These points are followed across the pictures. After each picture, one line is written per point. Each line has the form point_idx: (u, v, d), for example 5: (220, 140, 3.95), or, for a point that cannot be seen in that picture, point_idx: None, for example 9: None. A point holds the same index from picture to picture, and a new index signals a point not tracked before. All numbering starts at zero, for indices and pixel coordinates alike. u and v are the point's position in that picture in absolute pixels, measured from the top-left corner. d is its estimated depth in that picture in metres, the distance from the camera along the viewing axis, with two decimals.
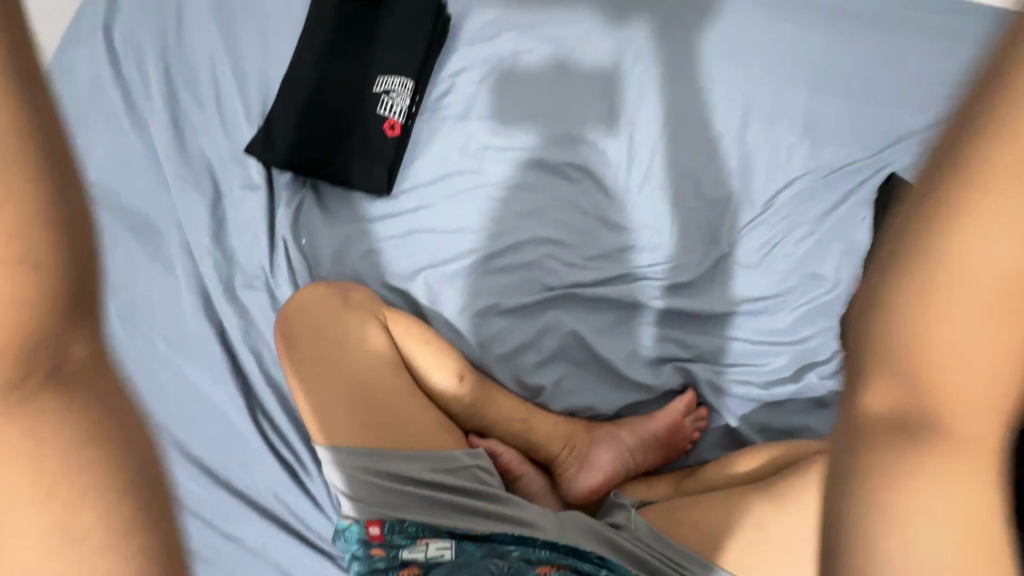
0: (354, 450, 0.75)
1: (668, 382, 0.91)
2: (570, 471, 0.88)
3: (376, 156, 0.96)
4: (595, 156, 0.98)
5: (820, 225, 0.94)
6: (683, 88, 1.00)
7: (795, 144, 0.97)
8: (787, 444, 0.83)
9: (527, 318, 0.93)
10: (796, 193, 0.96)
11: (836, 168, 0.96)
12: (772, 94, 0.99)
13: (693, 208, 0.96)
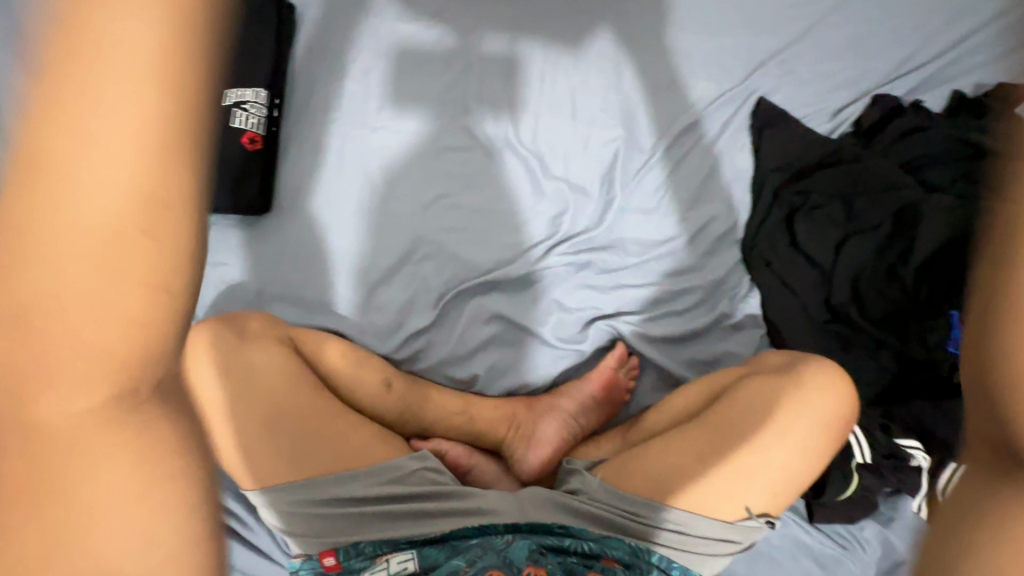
0: (291, 485, 0.70)
1: (595, 342, 0.93)
2: (519, 452, 0.88)
3: (243, 172, 0.87)
4: (485, 129, 0.93)
5: (707, 159, 0.97)
6: (556, 47, 0.98)
7: (670, 85, 0.99)
8: (713, 374, 0.88)
9: (448, 309, 0.90)
10: (682, 133, 0.97)
11: (711, 102, 0.99)
12: (639, 40, 1.00)
13: (587, 163, 0.95)
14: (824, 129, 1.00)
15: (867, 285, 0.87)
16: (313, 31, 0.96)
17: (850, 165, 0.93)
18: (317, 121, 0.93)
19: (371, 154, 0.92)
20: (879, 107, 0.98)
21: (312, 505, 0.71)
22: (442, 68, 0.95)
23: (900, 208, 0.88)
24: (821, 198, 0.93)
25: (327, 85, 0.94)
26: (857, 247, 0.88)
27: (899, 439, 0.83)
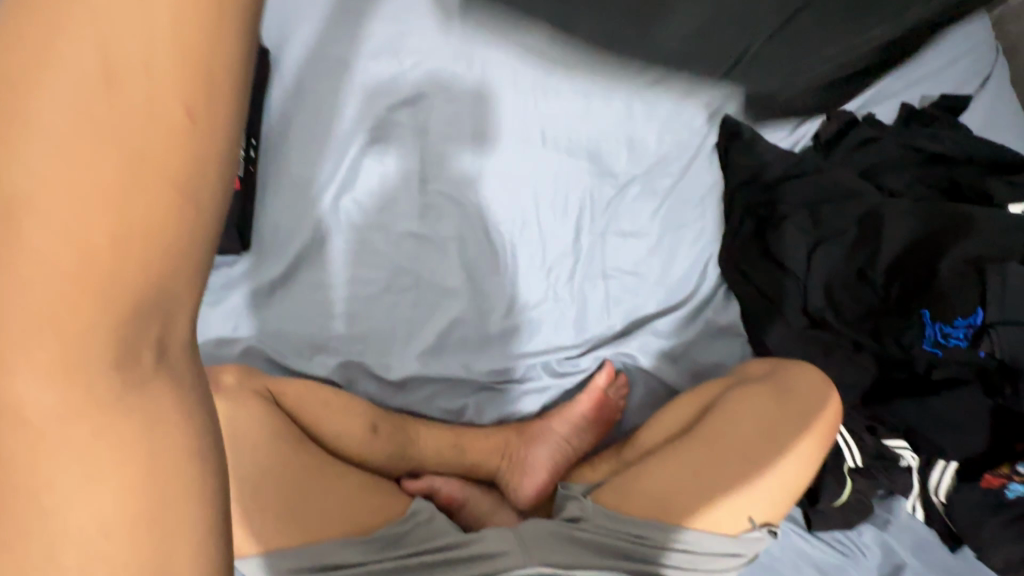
0: (287, 551, 0.67)
1: (581, 367, 0.93)
2: (513, 482, 0.87)
3: (221, 213, 0.87)
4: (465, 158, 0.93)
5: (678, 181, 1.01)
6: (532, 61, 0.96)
7: (645, 100, 0.99)
8: (699, 388, 0.88)
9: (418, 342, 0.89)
10: (654, 156, 1.00)
11: (682, 114, 1.01)
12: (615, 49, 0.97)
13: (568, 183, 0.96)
14: (789, 143, 1.07)
15: (840, 291, 0.89)
16: (283, 63, 0.94)
17: (813, 177, 0.97)
18: (291, 160, 0.92)
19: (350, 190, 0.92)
20: (837, 121, 1.03)
21: (312, 567, 0.67)
22: (421, 91, 0.93)
23: (864, 215, 0.92)
24: (788, 209, 0.96)
25: (300, 123, 0.93)
26: (828, 254, 0.91)
27: (887, 442, 0.86)
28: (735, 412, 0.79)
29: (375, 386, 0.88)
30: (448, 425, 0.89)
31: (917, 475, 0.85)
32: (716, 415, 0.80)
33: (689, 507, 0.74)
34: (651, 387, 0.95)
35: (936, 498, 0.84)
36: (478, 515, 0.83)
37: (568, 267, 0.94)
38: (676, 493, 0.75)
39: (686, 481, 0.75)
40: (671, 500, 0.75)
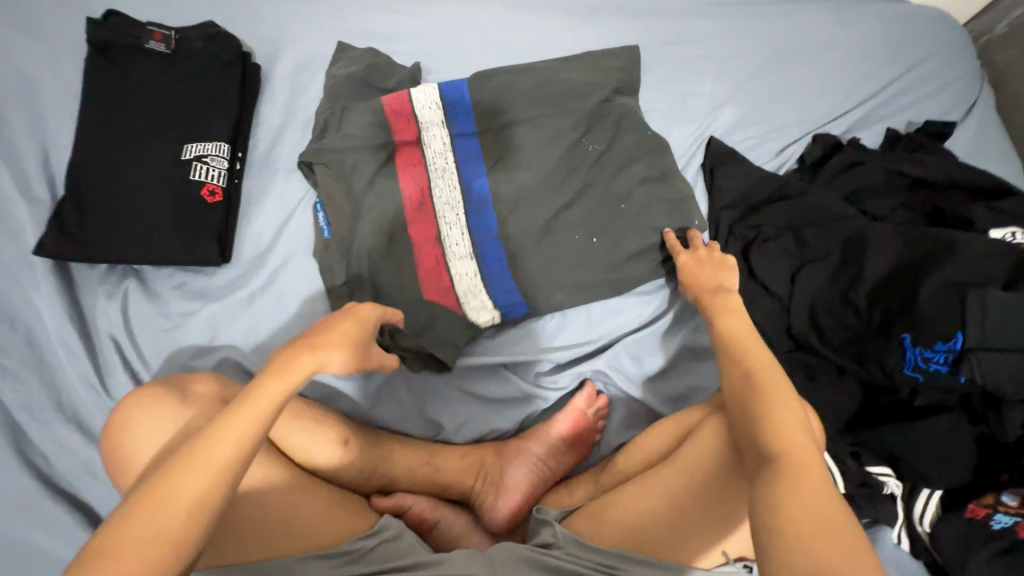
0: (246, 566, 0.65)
1: (560, 385, 0.91)
2: (486, 500, 0.86)
3: (202, 222, 0.86)
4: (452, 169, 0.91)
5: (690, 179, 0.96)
6: (528, 77, 0.97)
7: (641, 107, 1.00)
8: (680, 414, 0.86)
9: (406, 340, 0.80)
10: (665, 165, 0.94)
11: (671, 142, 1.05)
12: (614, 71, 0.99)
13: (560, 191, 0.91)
14: (772, 167, 1.07)
15: (824, 315, 0.89)
16: (277, 87, 0.99)
17: (799, 200, 0.97)
18: (279, 174, 0.94)
19: (331, 196, 0.90)
20: (820, 144, 1.04)
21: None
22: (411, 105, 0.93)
23: (848, 238, 0.91)
24: (772, 231, 0.96)
25: (288, 144, 0.96)
26: (812, 276, 0.91)
27: (870, 468, 0.82)
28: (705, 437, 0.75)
29: (351, 402, 0.87)
30: (422, 443, 0.87)
31: (900, 503, 0.82)
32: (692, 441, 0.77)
33: (807, 483, 0.55)
34: (633, 407, 0.93)
35: (919, 527, 0.81)
36: (448, 536, 0.83)
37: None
38: (795, 464, 0.57)
39: (809, 447, 0.59)
40: (792, 468, 0.57)
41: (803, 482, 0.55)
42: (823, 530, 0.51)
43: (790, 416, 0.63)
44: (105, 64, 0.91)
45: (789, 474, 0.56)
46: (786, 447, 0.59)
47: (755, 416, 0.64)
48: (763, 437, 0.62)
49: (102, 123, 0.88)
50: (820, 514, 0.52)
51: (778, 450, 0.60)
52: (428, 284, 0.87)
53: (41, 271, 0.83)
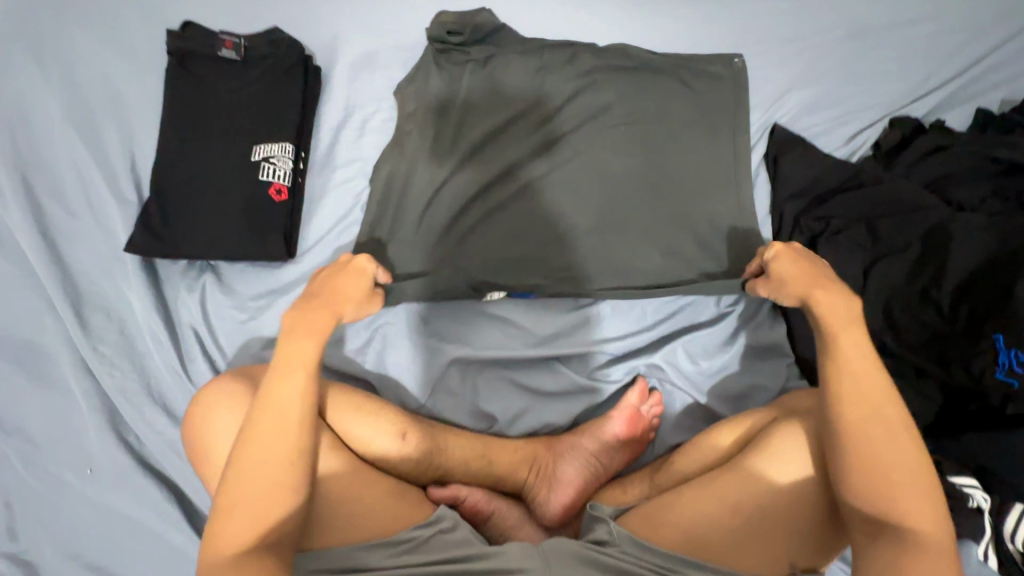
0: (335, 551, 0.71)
1: (612, 379, 0.90)
2: (539, 494, 0.86)
3: (267, 221, 0.92)
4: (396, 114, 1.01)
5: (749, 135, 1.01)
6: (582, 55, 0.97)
7: None
8: (744, 416, 0.85)
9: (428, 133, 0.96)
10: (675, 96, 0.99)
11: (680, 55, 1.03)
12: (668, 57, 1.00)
13: (581, 149, 0.95)
14: (843, 153, 1.01)
15: (900, 313, 0.84)
16: (336, 87, 1.02)
17: (874, 190, 0.91)
18: (339, 171, 0.98)
19: (398, 205, 0.95)
20: (898, 129, 0.98)
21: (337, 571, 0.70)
22: (469, 101, 0.96)
23: (929, 231, 0.86)
24: (842, 222, 0.91)
25: (348, 144, 1.00)
26: (889, 269, 0.86)
27: (954, 478, 0.76)
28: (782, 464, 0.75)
29: (406, 395, 0.89)
30: (477, 435, 0.88)
31: (988, 518, 0.75)
32: (759, 454, 0.77)
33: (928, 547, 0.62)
34: (690, 405, 0.90)
35: (1010, 545, 0.74)
36: (501, 528, 0.84)
37: (614, 276, 0.93)
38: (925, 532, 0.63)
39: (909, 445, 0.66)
40: (918, 538, 0.63)
41: (916, 518, 0.63)
42: (912, 498, 0.64)
43: (914, 458, 0.66)
44: (182, 73, 0.97)
45: (901, 495, 0.64)
46: (902, 499, 0.64)
47: (887, 516, 0.64)
48: (877, 469, 0.65)
49: (182, 129, 0.95)
50: (931, 538, 0.63)
51: (867, 449, 0.66)
52: (330, 118, 1.01)
53: (131, 267, 0.90)
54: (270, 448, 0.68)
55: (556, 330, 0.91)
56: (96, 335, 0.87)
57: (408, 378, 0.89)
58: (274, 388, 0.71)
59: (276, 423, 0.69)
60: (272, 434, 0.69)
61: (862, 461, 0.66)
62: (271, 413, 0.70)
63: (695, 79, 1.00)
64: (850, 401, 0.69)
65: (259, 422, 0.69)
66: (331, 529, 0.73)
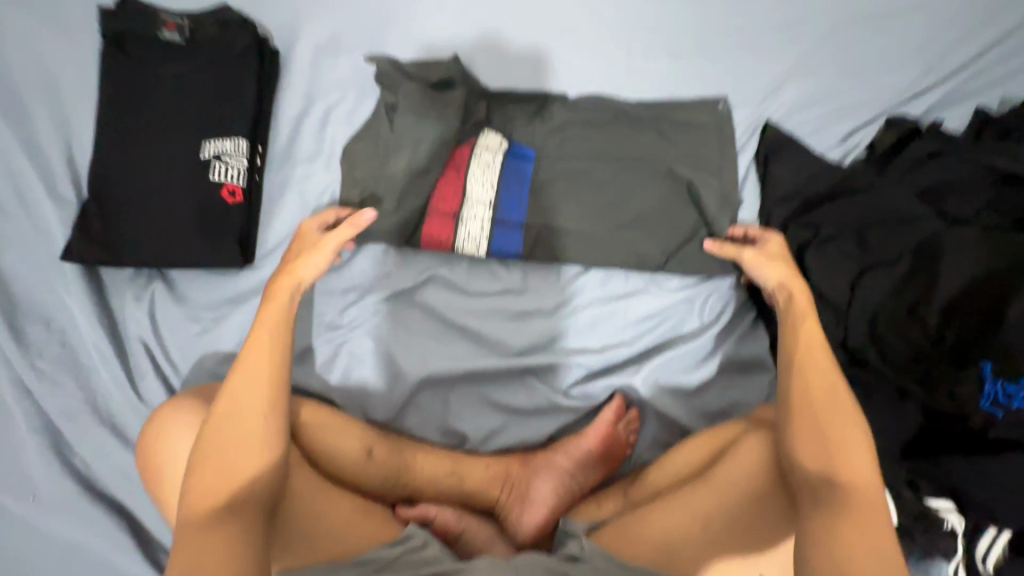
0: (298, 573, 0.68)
1: (587, 395, 0.87)
2: (512, 512, 0.83)
3: (220, 225, 0.84)
4: (361, 106, 0.93)
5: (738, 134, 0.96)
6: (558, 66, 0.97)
7: (658, 72, 0.97)
8: (718, 428, 0.82)
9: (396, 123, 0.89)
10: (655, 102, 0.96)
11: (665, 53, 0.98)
12: (649, 63, 0.97)
13: (560, 156, 0.92)
14: (835, 155, 0.96)
15: (886, 329, 0.81)
16: (296, 74, 0.94)
17: (865, 197, 0.87)
18: (299, 168, 0.91)
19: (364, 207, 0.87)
20: (894, 130, 0.93)
21: None
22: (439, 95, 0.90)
23: (922, 242, 0.82)
24: (833, 231, 0.87)
25: (308, 138, 0.92)
26: (877, 283, 0.82)
27: (930, 501, 0.75)
28: (745, 455, 0.74)
29: (372, 411, 0.85)
30: (448, 451, 0.85)
31: (962, 540, 0.74)
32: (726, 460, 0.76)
33: (872, 510, 0.62)
34: (668, 420, 0.88)
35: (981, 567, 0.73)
36: (473, 547, 0.80)
37: (594, 285, 0.90)
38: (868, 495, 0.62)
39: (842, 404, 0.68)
40: (860, 499, 0.62)
41: (858, 481, 0.63)
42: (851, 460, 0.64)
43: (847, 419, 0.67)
44: (122, 57, 0.87)
45: (837, 458, 0.64)
46: (841, 462, 0.64)
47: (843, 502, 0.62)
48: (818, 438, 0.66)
49: (122, 121, 0.86)
50: (872, 500, 0.62)
51: (803, 416, 0.68)
52: (289, 109, 0.92)
53: (70, 275, 0.83)
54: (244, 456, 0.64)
55: (530, 343, 0.86)
56: (35, 350, 0.81)
57: (374, 395, 0.85)
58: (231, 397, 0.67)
59: (235, 433, 0.65)
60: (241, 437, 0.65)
61: (804, 433, 0.67)
62: (229, 423, 0.66)
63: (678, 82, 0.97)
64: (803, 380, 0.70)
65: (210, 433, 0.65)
66: (290, 555, 0.69)
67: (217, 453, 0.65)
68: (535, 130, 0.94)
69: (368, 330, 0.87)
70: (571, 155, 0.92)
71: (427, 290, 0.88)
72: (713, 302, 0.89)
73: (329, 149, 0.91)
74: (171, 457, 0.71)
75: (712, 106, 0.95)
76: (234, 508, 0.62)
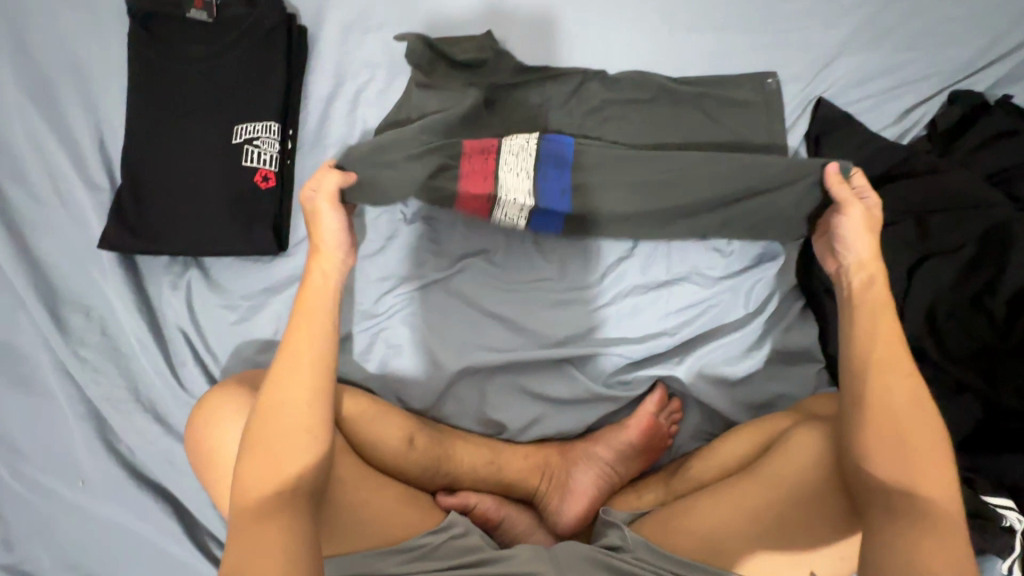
0: (343, 562, 0.68)
1: (628, 385, 0.85)
2: (552, 502, 0.83)
3: (254, 211, 0.83)
4: (392, 86, 0.90)
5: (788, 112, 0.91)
6: (596, 41, 0.92)
7: (704, 46, 0.92)
8: (765, 420, 0.80)
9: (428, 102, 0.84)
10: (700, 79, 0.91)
11: (711, 25, 0.92)
12: (693, 37, 0.92)
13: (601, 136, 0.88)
14: (893, 134, 0.90)
15: (947, 320, 0.77)
16: (326, 53, 0.90)
17: (927, 180, 0.82)
18: (331, 151, 0.88)
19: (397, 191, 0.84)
20: (959, 106, 0.87)
21: None
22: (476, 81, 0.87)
23: (987, 230, 0.78)
24: (889, 216, 0.83)
25: (340, 120, 0.89)
26: (936, 271, 0.78)
27: (988, 497, 0.72)
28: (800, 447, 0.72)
29: (410, 400, 0.84)
30: (486, 441, 0.84)
31: (1019, 539, 0.71)
32: (780, 451, 0.73)
33: (941, 516, 0.59)
34: (710, 411, 0.86)
35: None
36: (512, 535, 0.81)
37: (635, 272, 0.86)
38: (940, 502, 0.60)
39: (913, 404, 0.63)
40: (927, 505, 0.60)
41: (928, 487, 0.60)
42: (922, 467, 0.61)
43: (918, 421, 0.63)
44: (150, 38, 0.85)
45: (908, 463, 0.61)
46: (911, 468, 0.61)
47: (911, 503, 0.60)
48: (887, 437, 0.62)
49: (152, 105, 0.84)
50: (941, 506, 0.60)
51: (871, 416, 0.63)
52: (319, 89, 0.90)
53: (108, 263, 0.83)
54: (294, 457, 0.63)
55: (570, 332, 0.84)
56: (76, 338, 0.81)
57: (412, 383, 0.84)
58: (275, 397, 0.65)
59: (282, 431, 0.63)
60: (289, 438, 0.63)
61: (869, 434, 0.63)
62: (274, 421, 0.64)
63: (725, 57, 0.92)
64: (874, 372, 0.65)
65: (260, 431, 0.63)
66: (336, 542, 0.69)
67: (259, 446, 0.63)
68: (572, 109, 0.89)
69: (404, 316, 0.85)
70: (612, 134, 0.88)
71: (461, 279, 0.86)
72: (760, 290, 0.85)
73: (361, 130, 0.89)
74: (220, 446, 0.71)
75: (760, 82, 0.90)
76: (288, 506, 0.61)
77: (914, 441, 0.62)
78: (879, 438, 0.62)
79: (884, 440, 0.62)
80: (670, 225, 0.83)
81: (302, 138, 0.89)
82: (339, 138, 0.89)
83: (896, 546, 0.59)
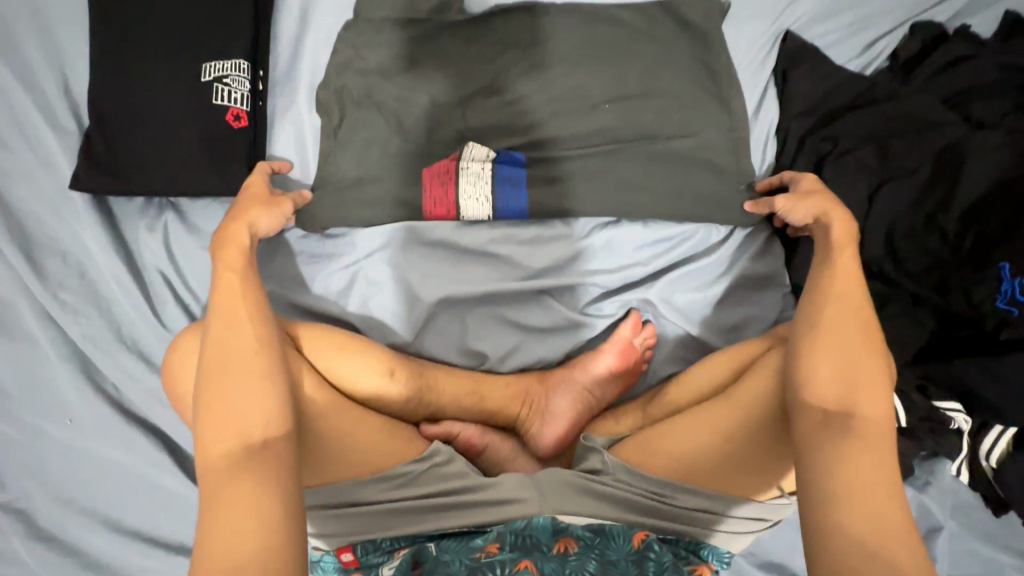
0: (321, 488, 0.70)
1: (604, 313, 0.88)
2: (533, 428, 0.86)
3: (228, 150, 0.83)
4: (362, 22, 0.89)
5: (759, 42, 0.92)
6: None
7: None
8: (737, 346, 0.83)
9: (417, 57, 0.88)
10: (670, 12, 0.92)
11: None
12: None
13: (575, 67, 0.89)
14: (857, 66, 0.92)
15: (904, 232, 0.81)
16: None
17: (887, 106, 0.86)
18: (302, 91, 0.88)
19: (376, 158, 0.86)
20: (918, 37, 0.90)
21: (338, 502, 0.71)
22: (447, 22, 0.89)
23: (941, 151, 0.82)
24: (851, 143, 0.85)
25: (310, 61, 0.89)
26: (896, 196, 0.82)
27: (939, 403, 0.77)
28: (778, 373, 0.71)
29: (392, 334, 0.85)
30: (467, 372, 0.86)
31: (966, 438, 0.77)
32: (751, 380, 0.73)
33: (876, 441, 0.58)
34: (682, 336, 0.89)
35: (983, 462, 0.77)
36: (496, 461, 0.84)
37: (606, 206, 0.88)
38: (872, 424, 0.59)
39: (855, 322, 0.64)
40: (869, 431, 0.58)
41: (869, 409, 0.60)
42: (865, 388, 0.61)
43: (866, 346, 0.63)
44: None
45: (858, 390, 0.61)
46: (861, 394, 0.60)
47: (857, 433, 0.58)
48: (838, 354, 0.62)
49: (117, 44, 0.82)
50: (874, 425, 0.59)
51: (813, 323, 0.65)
52: (289, 29, 0.89)
53: (82, 206, 0.82)
54: (219, 424, 0.57)
55: (546, 265, 0.86)
56: (54, 281, 0.81)
57: (391, 318, 0.86)
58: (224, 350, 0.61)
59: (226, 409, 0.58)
60: (224, 383, 0.59)
61: (824, 340, 0.63)
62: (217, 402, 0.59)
63: None
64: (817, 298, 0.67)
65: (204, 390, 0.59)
66: (323, 472, 0.70)
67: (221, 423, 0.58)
68: (542, 45, 0.89)
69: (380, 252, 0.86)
70: (574, 62, 0.89)
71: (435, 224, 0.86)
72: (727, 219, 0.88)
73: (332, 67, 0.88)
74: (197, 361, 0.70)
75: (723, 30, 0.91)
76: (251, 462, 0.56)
77: (868, 368, 0.62)
78: (821, 341, 0.64)
79: (850, 361, 0.62)
80: (639, 154, 0.87)
81: (275, 81, 0.89)
82: (311, 79, 0.89)
83: (832, 467, 0.56)
